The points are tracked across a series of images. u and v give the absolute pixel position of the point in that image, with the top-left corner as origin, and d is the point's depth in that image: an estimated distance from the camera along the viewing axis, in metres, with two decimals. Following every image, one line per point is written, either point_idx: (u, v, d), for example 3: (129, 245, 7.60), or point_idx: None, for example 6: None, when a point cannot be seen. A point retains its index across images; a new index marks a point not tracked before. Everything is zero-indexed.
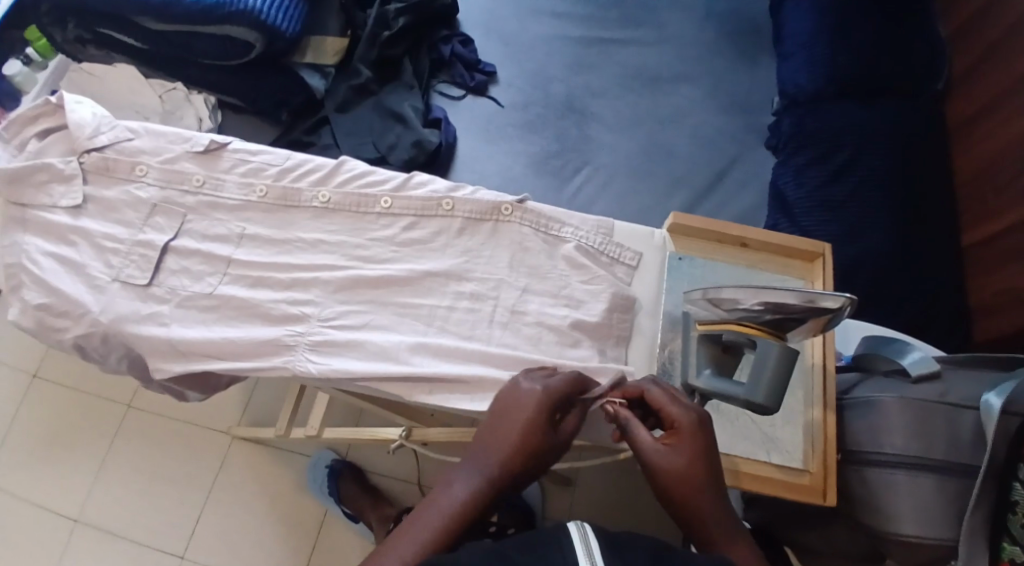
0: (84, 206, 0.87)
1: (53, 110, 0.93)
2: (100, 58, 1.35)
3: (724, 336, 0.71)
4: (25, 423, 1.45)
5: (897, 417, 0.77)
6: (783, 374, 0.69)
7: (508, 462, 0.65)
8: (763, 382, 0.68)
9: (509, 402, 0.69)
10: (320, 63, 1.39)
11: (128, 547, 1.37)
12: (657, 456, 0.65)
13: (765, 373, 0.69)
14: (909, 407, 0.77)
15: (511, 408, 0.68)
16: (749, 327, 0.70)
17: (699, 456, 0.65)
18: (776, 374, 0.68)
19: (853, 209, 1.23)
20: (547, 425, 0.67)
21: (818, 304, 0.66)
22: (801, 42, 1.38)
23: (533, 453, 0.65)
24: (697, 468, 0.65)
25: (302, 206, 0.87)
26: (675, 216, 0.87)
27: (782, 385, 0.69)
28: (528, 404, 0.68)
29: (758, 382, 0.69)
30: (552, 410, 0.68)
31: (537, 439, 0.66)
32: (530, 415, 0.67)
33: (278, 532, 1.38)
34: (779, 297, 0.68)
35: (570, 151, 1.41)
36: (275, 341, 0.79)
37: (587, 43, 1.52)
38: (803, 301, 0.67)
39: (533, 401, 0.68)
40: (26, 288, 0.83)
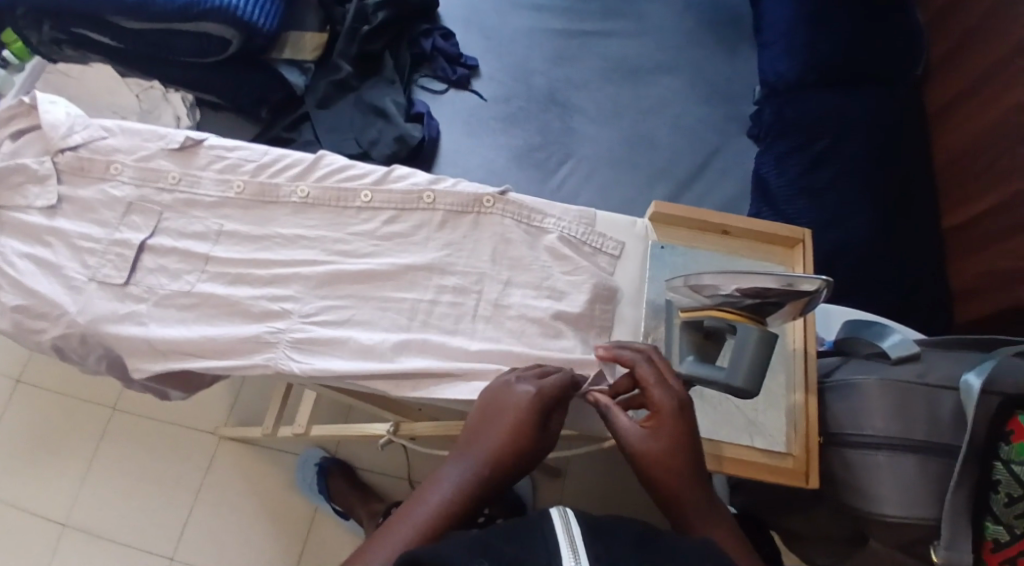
0: (60, 206, 0.86)
1: (26, 110, 0.92)
2: (75, 58, 1.34)
3: (705, 322, 0.71)
4: (10, 428, 1.44)
5: (878, 399, 0.78)
6: (762, 357, 0.69)
7: (496, 458, 0.65)
8: (741, 366, 0.68)
9: (498, 402, 0.69)
10: (298, 59, 1.39)
11: (117, 551, 1.36)
12: (637, 439, 0.66)
13: (745, 356, 0.68)
14: (889, 388, 0.78)
15: (501, 407, 0.68)
16: (728, 313, 0.70)
17: (683, 441, 0.65)
18: (756, 356, 0.68)
19: (835, 195, 1.24)
20: (536, 423, 0.67)
21: (797, 288, 0.67)
22: (781, 29, 1.39)
23: (522, 449, 0.66)
24: (680, 452, 0.64)
25: (281, 202, 0.86)
26: (656, 204, 0.87)
27: (762, 368, 0.69)
28: (517, 401, 0.68)
29: (737, 366, 0.68)
30: (542, 407, 0.68)
31: (528, 436, 0.66)
32: (521, 414, 0.67)
33: (267, 531, 1.38)
34: (758, 282, 0.68)
35: (552, 142, 1.41)
36: (256, 338, 0.79)
37: (569, 34, 1.51)
38: (782, 285, 0.67)
39: (521, 400, 0.68)
40: (1, 290, 0.82)
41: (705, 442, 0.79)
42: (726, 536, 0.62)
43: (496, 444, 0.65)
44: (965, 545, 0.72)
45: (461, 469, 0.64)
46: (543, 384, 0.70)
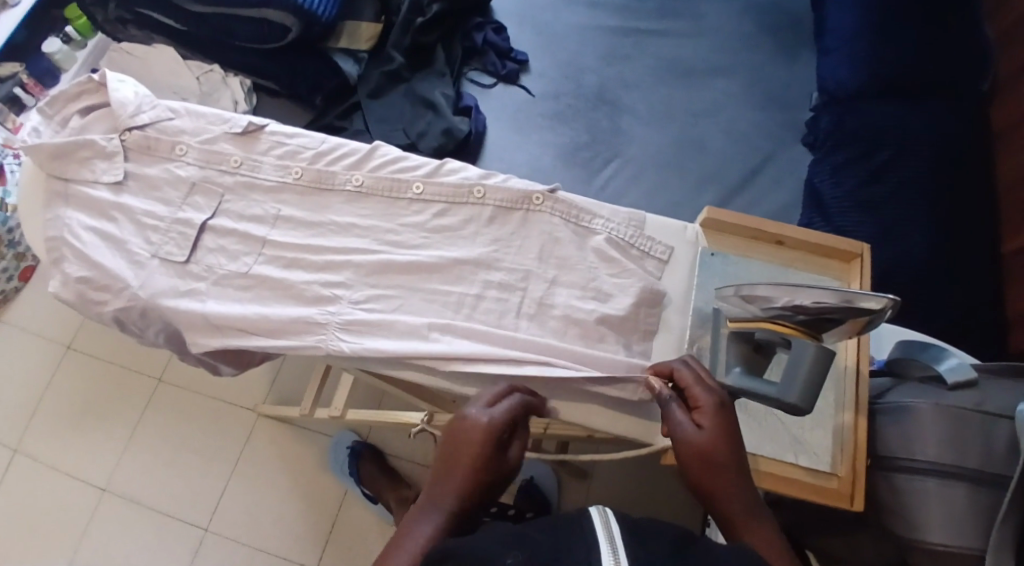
0: (125, 183, 0.89)
1: (96, 88, 0.96)
2: (140, 39, 1.41)
3: (757, 334, 0.71)
4: (58, 392, 1.49)
5: (931, 426, 0.76)
6: (818, 375, 0.68)
7: (463, 491, 0.66)
8: (797, 382, 0.67)
9: (459, 432, 0.69)
10: (353, 49, 1.41)
11: (155, 518, 1.41)
12: (686, 431, 0.69)
13: (799, 374, 0.68)
14: (943, 414, 0.76)
15: (462, 440, 0.68)
16: (784, 327, 0.69)
17: (725, 436, 0.68)
18: (810, 375, 0.67)
19: (887, 210, 1.22)
20: (493, 452, 0.68)
21: (857, 305, 0.65)
22: (842, 37, 1.37)
23: (483, 479, 0.67)
24: (727, 446, 0.67)
25: (336, 189, 0.88)
26: (708, 211, 0.87)
27: (816, 386, 0.68)
28: (470, 432, 0.68)
29: (791, 383, 0.68)
30: (495, 438, 0.68)
31: (485, 466, 0.67)
32: (478, 446, 0.67)
33: (297, 508, 1.41)
34: (814, 297, 0.67)
35: (601, 142, 1.41)
36: (308, 321, 0.81)
37: (623, 33, 1.51)
38: (841, 301, 0.66)
39: (481, 433, 0.68)
40: (67, 261, 0.85)
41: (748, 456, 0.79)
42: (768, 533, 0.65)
43: (464, 482, 0.66)
44: None
45: (435, 509, 0.65)
46: (500, 414, 0.70)
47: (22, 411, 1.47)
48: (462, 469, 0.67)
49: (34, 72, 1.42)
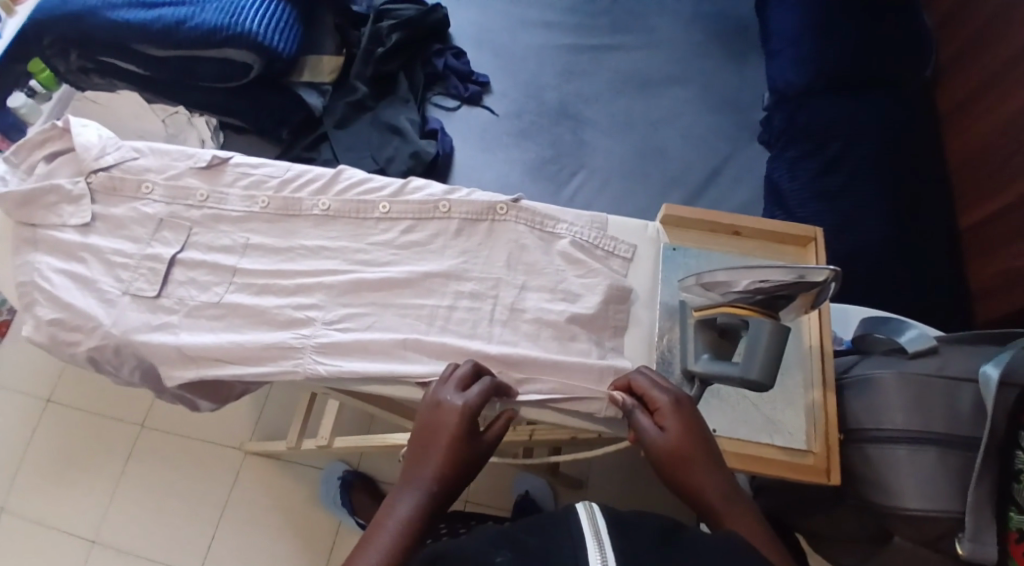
0: (93, 224, 0.90)
1: (60, 134, 0.97)
2: (103, 87, 1.43)
3: (719, 319, 0.73)
4: (42, 447, 1.48)
5: (896, 393, 0.79)
6: (776, 352, 0.70)
7: (441, 472, 0.68)
8: (756, 358, 0.69)
9: (435, 420, 0.71)
10: (316, 81, 1.44)
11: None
12: (653, 436, 0.70)
13: (758, 351, 0.69)
14: (907, 381, 0.79)
15: (437, 427, 0.71)
16: (742, 308, 0.71)
17: (695, 430, 0.70)
18: (768, 351, 0.69)
19: (846, 197, 1.25)
20: (470, 435, 0.70)
21: (808, 279, 0.69)
22: (787, 38, 1.41)
23: (461, 462, 0.69)
24: (693, 441, 0.69)
25: (303, 215, 0.90)
26: (667, 208, 0.89)
27: (776, 363, 0.70)
28: (451, 418, 0.71)
29: (752, 360, 0.70)
30: (472, 418, 0.71)
31: (463, 444, 0.70)
32: (455, 430, 0.70)
33: (291, 544, 1.40)
34: (769, 276, 0.70)
35: (565, 155, 1.44)
36: (282, 344, 0.81)
37: (578, 49, 1.55)
38: (793, 277, 0.69)
39: (456, 418, 0.71)
40: (39, 305, 0.85)
41: (724, 440, 0.80)
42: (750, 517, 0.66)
43: (441, 464, 0.69)
44: (989, 536, 0.73)
45: (414, 493, 0.67)
46: (476, 398, 0.72)
47: (5, 468, 1.46)
48: (440, 454, 0.69)
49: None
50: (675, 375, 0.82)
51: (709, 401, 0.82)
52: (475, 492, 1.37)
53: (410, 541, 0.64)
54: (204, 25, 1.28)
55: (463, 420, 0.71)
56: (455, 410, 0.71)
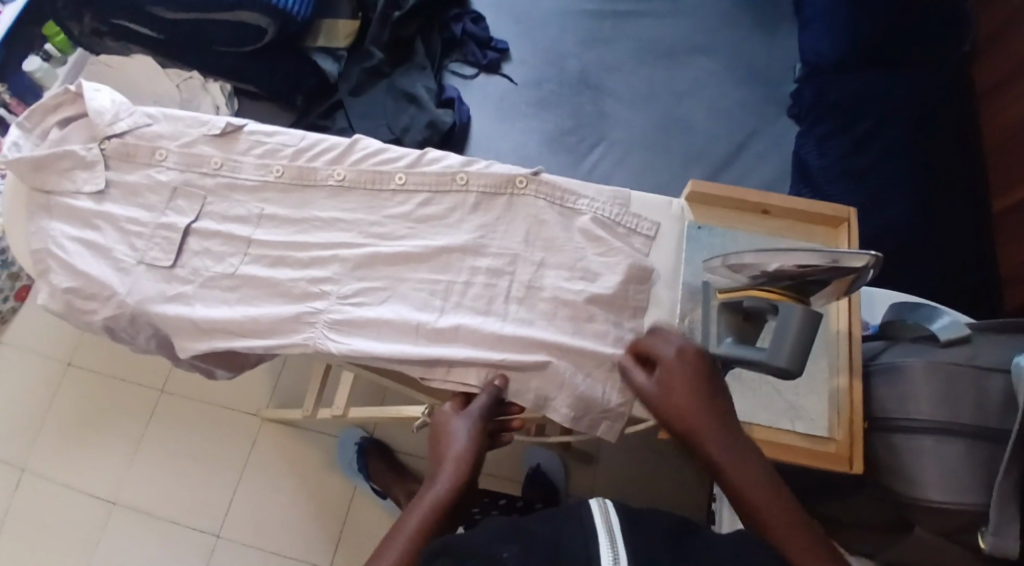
0: (107, 191, 0.89)
1: (73, 98, 0.95)
2: (117, 49, 1.42)
3: (746, 302, 0.71)
4: (60, 409, 1.50)
5: (924, 382, 0.77)
6: (806, 338, 0.67)
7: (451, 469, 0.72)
8: (785, 345, 0.67)
9: (442, 428, 0.76)
10: (332, 47, 1.42)
11: (165, 528, 1.42)
12: (653, 394, 0.72)
13: (786, 337, 0.67)
14: (936, 370, 0.77)
15: (443, 432, 0.76)
16: (771, 293, 0.69)
17: (693, 385, 0.71)
18: (798, 338, 0.67)
19: (874, 174, 1.22)
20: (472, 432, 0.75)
21: (842, 265, 0.67)
22: (820, 7, 1.37)
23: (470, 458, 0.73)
24: (698, 396, 0.70)
25: (319, 185, 0.88)
26: (693, 184, 0.87)
27: (805, 350, 0.67)
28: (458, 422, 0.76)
29: (779, 346, 0.67)
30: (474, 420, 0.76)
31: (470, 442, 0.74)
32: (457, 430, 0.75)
33: (306, 511, 1.42)
34: (801, 259, 0.68)
35: (586, 126, 1.41)
36: (297, 317, 0.81)
37: (601, 16, 1.51)
38: (828, 262, 0.67)
39: (458, 421, 0.76)
40: (53, 272, 0.85)
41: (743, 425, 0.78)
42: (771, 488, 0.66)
43: (452, 459, 0.73)
44: (1013, 530, 0.71)
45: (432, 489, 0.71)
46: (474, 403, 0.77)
47: (25, 429, 1.48)
48: (451, 454, 0.73)
49: (16, 90, 1.48)
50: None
51: (729, 385, 0.80)
52: (489, 464, 1.38)
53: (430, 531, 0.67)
54: None
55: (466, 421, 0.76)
56: (456, 415, 0.77)
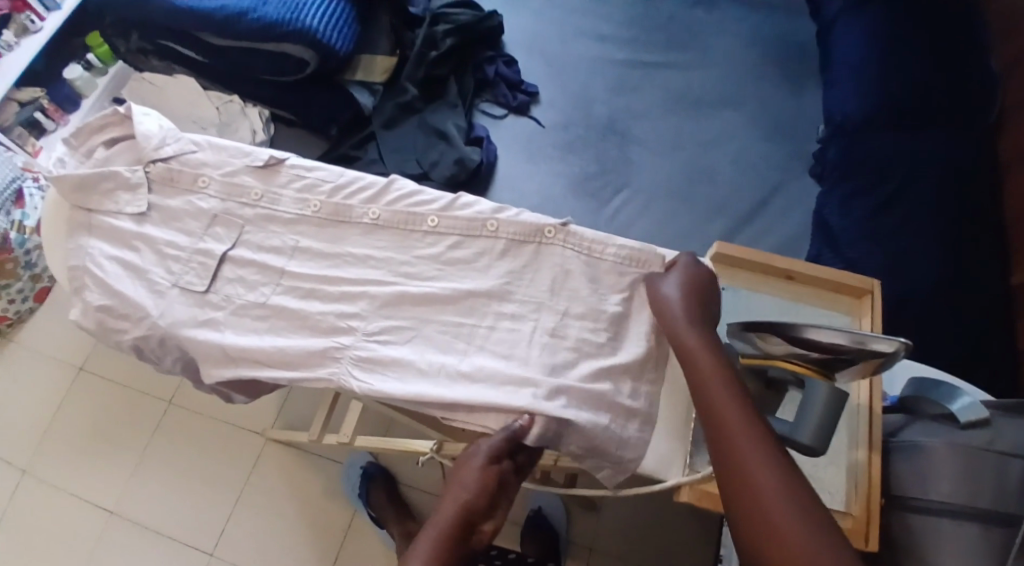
0: (148, 214, 0.92)
1: (120, 120, 0.98)
2: (161, 69, 1.47)
3: (770, 371, 0.74)
4: (71, 416, 1.52)
5: (945, 462, 0.79)
6: (830, 416, 0.71)
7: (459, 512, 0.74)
8: (810, 423, 0.70)
9: (461, 465, 0.76)
10: (369, 81, 1.46)
11: (163, 542, 1.43)
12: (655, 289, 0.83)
13: (812, 415, 0.71)
14: (959, 452, 0.78)
15: (460, 469, 0.76)
16: (797, 366, 0.72)
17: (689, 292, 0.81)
18: (823, 416, 0.70)
19: (893, 242, 1.23)
20: (486, 478, 0.75)
21: (869, 347, 0.68)
22: (848, 71, 1.39)
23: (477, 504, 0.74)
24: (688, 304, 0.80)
25: (353, 222, 0.90)
26: (719, 244, 0.89)
27: (829, 427, 0.71)
28: (472, 473, 0.75)
29: (804, 423, 0.71)
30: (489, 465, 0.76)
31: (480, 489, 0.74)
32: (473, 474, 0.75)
33: (304, 535, 1.43)
34: (827, 338, 0.70)
35: (610, 172, 1.43)
36: (323, 351, 0.82)
37: (631, 66, 1.54)
38: (853, 343, 0.69)
39: (476, 465, 0.75)
40: (89, 290, 0.87)
41: None
42: (764, 449, 0.68)
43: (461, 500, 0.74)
44: None
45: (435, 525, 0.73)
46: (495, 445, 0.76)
47: (35, 432, 1.51)
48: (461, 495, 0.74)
49: (55, 98, 1.54)
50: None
51: None
52: None
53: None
54: (264, 19, 1.31)
55: (483, 466, 0.75)
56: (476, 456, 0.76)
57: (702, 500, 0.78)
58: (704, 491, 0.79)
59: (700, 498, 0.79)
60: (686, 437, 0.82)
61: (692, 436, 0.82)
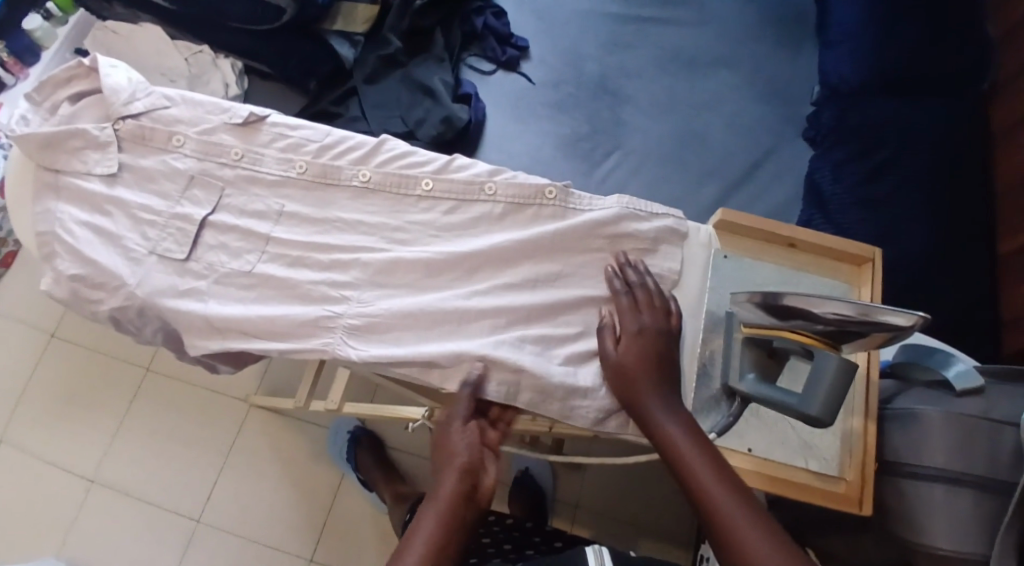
0: (119, 174, 0.86)
1: (85, 73, 0.91)
2: (127, 17, 1.39)
3: (775, 342, 0.73)
4: (43, 382, 1.46)
5: (938, 431, 0.76)
6: (839, 389, 0.69)
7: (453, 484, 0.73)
8: (818, 396, 0.69)
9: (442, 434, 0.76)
10: (349, 31, 1.38)
11: (145, 508, 1.40)
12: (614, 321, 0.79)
13: (820, 387, 0.69)
14: (952, 421, 0.76)
15: (443, 438, 0.76)
16: (804, 338, 0.71)
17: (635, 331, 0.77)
18: (831, 389, 0.69)
19: (894, 206, 1.20)
20: (471, 444, 0.75)
21: (876, 318, 0.66)
22: (847, 28, 1.32)
23: (471, 471, 0.74)
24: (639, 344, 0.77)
25: (342, 185, 0.85)
26: (721, 212, 0.86)
27: (837, 400, 0.69)
28: (458, 430, 0.75)
29: (812, 396, 0.70)
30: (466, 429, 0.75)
31: (470, 460, 0.74)
32: (453, 441, 0.75)
33: (290, 501, 1.40)
34: (833, 309, 0.67)
35: (602, 132, 1.38)
36: (313, 321, 0.78)
37: (622, 20, 1.47)
38: (860, 315, 0.66)
39: (456, 430, 0.75)
40: (59, 257, 0.82)
41: (757, 461, 0.78)
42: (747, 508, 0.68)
43: (454, 470, 0.73)
44: None
45: (433, 505, 0.73)
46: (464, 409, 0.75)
47: (7, 399, 1.45)
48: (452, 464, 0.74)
49: (14, 49, 1.46)
50: (713, 390, 0.80)
51: (747, 420, 0.80)
52: None
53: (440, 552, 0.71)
54: None
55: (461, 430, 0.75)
56: (454, 422, 0.75)
57: None
58: None
59: None
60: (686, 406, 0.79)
61: (691, 405, 0.79)
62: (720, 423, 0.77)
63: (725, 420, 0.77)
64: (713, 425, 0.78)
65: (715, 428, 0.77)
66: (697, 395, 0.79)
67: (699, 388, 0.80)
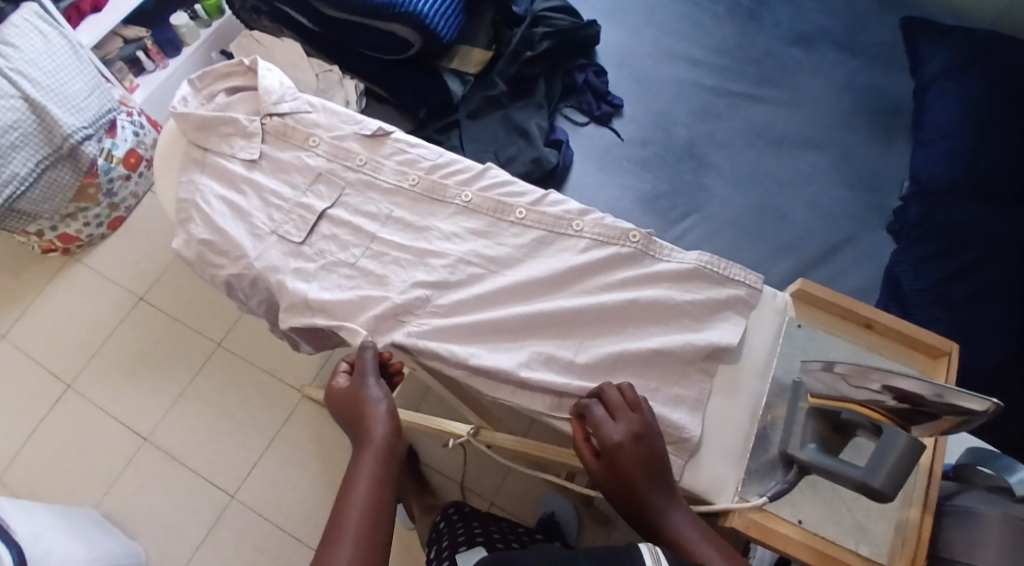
0: (258, 161, 0.97)
1: (244, 71, 1.05)
2: (270, 30, 1.56)
3: (842, 414, 0.77)
4: (124, 341, 1.59)
5: (994, 531, 0.78)
6: (904, 465, 0.71)
7: (377, 442, 0.78)
8: (882, 468, 0.71)
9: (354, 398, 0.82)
10: (462, 71, 1.51)
11: (186, 474, 1.49)
12: (609, 431, 0.78)
13: (886, 459, 0.71)
14: (1011, 525, 0.78)
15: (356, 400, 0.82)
16: (874, 411, 0.75)
17: (636, 442, 0.77)
18: (897, 463, 0.71)
19: (970, 312, 1.23)
20: (383, 401, 0.81)
21: (949, 400, 0.70)
22: (943, 129, 1.38)
23: (389, 426, 0.80)
24: (640, 459, 0.77)
25: (445, 201, 0.95)
26: (801, 282, 0.92)
27: (901, 476, 0.71)
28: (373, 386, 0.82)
29: (877, 468, 0.72)
30: (373, 387, 0.82)
31: (387, 417, 0.80)
32: (365, 401, 0.81)
33: (318, 498, 1.46)
34: (908, 385, 0.72)
35: (682, 195, 1.46)
36: (402, 312, 0.88)
37: (717, 93, 1.56)
38: (933, 395, 0.71)
39: (366, 389, 0.82)
40: (194, 223, 0.93)
41: (808, 533, 0.81)
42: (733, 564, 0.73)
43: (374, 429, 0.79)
44: None
45: (366, 467, 0.77)
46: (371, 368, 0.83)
47: (86, 350, 1.58)
48: (371, 425, 0.79)
49: (158, 40, 1.63)
50: (770, 455, 0.84)
51: (802, 491, 0.83)
52: (503, 497, 1.43)
53: (379, 509, 0.75)
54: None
55: (370, 389, 0.82)
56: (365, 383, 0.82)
57: (751, 528, 0.80)
58: (754, 521, 0.81)
59: (749, 525, 0.81)
60: (741, 466, 0.84)
61: (746, 467, 0.84)
62: (773, 488, 0.81)
63: (778, 486, 0.81)
64: (767, 490, 0.82)
65: (768, 492, 0.81)
66: (755, 458, 0.84)
67: (758, 453, 0.84)
